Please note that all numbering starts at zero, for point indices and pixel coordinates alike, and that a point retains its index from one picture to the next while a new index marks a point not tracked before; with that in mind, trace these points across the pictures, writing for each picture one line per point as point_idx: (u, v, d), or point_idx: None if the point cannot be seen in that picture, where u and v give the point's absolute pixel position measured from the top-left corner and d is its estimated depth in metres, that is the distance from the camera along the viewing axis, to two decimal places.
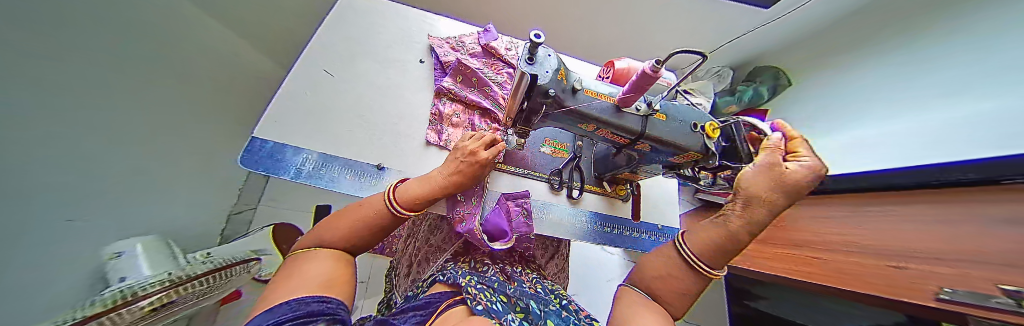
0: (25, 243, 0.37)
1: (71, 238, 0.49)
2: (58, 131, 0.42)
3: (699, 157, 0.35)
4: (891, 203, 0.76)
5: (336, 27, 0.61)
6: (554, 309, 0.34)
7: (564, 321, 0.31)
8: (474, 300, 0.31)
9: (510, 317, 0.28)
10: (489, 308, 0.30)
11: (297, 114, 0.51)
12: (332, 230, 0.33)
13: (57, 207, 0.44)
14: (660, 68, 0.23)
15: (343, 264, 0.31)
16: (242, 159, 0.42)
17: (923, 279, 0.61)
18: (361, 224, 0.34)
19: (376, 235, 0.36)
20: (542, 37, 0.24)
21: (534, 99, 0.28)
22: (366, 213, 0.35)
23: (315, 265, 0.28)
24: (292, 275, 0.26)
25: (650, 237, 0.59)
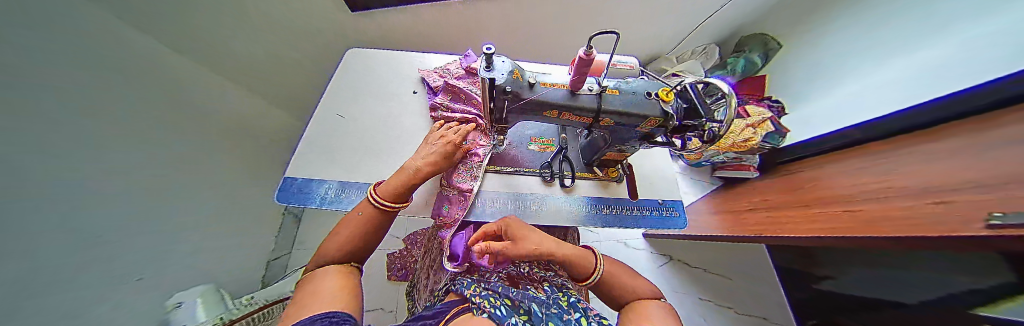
0: (76, 304, 0.43)
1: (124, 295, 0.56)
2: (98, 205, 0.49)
3: (661, 121, 0.38)
4: (918, 142, 0.71)
5: (344, 77, 0.72)
6: (558, 315, 0.33)
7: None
8: (480, 307, 0.34)
9: (513, 321, 0.30)
10: (493, 314, 0.32)
11: (317, 153, 0.60)
12: (336, 250, 0.38)
13: (104, 270, 0.51)
14: (592, 51, 0.27)
15: (348, 276, 0.36)
16: (278, 196, 0.53)
17: (975, 209, 0.45)
18: (356, 232, 0.41)
19: (371, 238, 0.43)
20: (493, 48, 0.30)
21: (498, 97, 0.33)
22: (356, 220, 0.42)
23: (325, 280, 0.32)
24: (307, 294, 0.30)
25: (653, 214, 0.59)
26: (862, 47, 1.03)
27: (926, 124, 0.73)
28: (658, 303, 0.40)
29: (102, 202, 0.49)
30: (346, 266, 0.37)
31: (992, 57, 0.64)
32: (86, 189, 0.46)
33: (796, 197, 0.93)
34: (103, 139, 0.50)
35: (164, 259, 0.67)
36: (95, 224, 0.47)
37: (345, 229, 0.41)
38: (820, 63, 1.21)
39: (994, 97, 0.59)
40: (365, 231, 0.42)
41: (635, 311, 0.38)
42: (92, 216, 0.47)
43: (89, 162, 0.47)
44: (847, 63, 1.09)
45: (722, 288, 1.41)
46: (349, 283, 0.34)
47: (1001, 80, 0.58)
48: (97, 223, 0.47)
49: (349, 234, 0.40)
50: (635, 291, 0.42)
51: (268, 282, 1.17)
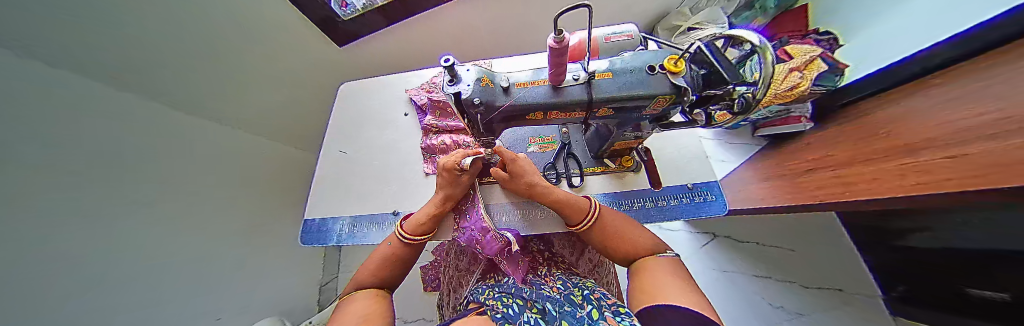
0: None
1: None
2: (81, 275, 0.49)
3: (673, 99, 0.31)
4: None
5: (341, 112, 0.74)
6: (571, 309, 0.30)
7: (579, 321, 0.26)
8: (494, 309, 0.32)
9: (525, 318, 0.28)
10: (506, 314, 0.30)
11: (327, 191, 0.62)
12: (362, 275, 0.39)
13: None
14: (562, 39, 0.22)
15: (383, 299, 0.36)
16: (302, 239, 0.56)
17: None
18: (385, 262, 0.41)
19: (400, 272, 0.42)
20: (452, 58, 0.26)
21: (469, 111, 0.29)
22: (383, 255, 0.42)
23: (356, 305, 0.33)
24: (341, 317, 0.31)
25: (682, 202, 0.51)
26: None
27: (933, 68, 0.66)
28: (667, 259, 0.34)
29: (107, 275, 0.53)
30: (380, 289, 0.37)
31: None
32: (80, 269, 0.49)
33: (868, 146, 0.76)
34: (102, 219, 0.54)
35: (199, 306, 0.72)
36: (99, 298, 0.51)
37: (371, 262, 0.41)
38: None
39: (993, 33, 0.52)
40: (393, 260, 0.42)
41: (642, 276, 0.33)
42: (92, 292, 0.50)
43: (90, 243, 0.51)
44: None
45: (787, 261, 1.23)
46: (382, 309, 0.33)
47: (994, 20, 0.52)
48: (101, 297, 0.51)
49: (376, 264, 0.40)
50: (639, 245, 0.37)
51: (323, 305, 1.30)
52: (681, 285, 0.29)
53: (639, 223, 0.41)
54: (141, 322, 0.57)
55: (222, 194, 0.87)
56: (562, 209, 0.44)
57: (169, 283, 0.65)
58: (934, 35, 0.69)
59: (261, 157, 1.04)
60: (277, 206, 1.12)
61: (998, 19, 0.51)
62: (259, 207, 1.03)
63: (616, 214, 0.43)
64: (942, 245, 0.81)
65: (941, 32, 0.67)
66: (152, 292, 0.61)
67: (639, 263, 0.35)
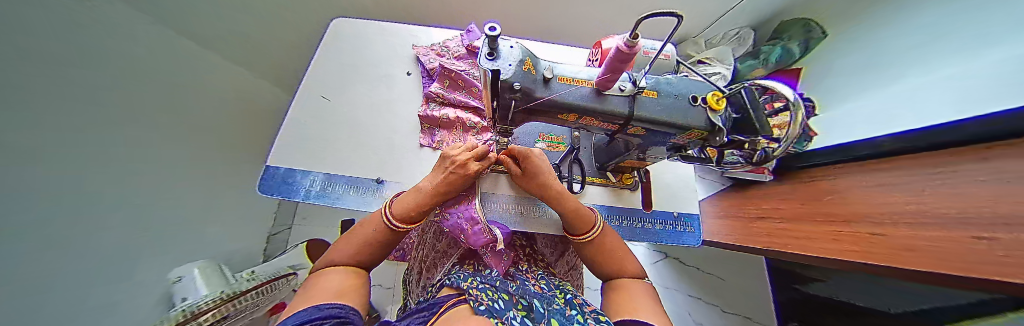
0: (67, 286, 0.42)
1: (121, 272, 0.55)
2: (75, 182, 0.45)
3: (704, 134, 0.31)
4: None
5: (329, 52, 0.63)
6: (558, 308, 0.30)
7: (569, 320, 0.26)
8: (477, 300, 0.31)
9: (511, 314, 0.27)
10: (491, 307, 0.29)
11: (299, 141, 0.54)
12: (341, 250, 0.36)
13: (94, 246, 0.48)
14: (636, 42, 0.19)
15: (359, 277, 0.35)
16: (260, 186, 0.48)
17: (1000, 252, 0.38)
18: (365, 243, 0.38)
19: (381, 251, 0.40)
20: (499, 28, 0.22)
21: (502, 96, 0.26)
22: (362, 236, 0.38)
23: (328, 280, 0.31)
24: (314, 289, 0.29)
25: (665, 227, 0.54)
26: (883, 55, 0.92)
27: (871, 155, 0.81)
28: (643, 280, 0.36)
29: (100, 173, 0.50)
30: (359, 270, 0.36)
31: (940, 103, 0.67)
32: (82, 162, 0.46)
33: (810, 208, 0.88)
34: (105, 115, 0.50)
35: (155, 239, 0.65)
36: (88, 207, 0.48)
37: (353, 237, 0.38)
38: (833, 70, 1.13)
39: (944, 137, 0.60)
40: (374, 240, 0.38)
41: (620, 291, 0.34)
42: (86, 186, 0.47)
43: (88, 135, 0.47)
44: (861, 72, 1.00)
45: (714, 286, 1.42)
46: (359, 286, 0.33)
47: (949, 125, 0.60)
48: (87, 198, 0.48)
49: (357, 244, 0.37)
50: (625, 265, 0.38)
51: (269, 256, 1.21)
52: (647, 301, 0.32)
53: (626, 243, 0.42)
54: (112, 238, 0.53)
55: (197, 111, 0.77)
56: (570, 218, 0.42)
57: (132, 196, 0.59)
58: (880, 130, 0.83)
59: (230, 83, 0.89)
60: (243, 139, 0.99)
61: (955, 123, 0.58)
62: (222, 140, 0.89)
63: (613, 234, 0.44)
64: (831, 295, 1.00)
65: (886, 128, 0.81)
66: (121, 202, 0.56)
67: (618, 282, 0.36)
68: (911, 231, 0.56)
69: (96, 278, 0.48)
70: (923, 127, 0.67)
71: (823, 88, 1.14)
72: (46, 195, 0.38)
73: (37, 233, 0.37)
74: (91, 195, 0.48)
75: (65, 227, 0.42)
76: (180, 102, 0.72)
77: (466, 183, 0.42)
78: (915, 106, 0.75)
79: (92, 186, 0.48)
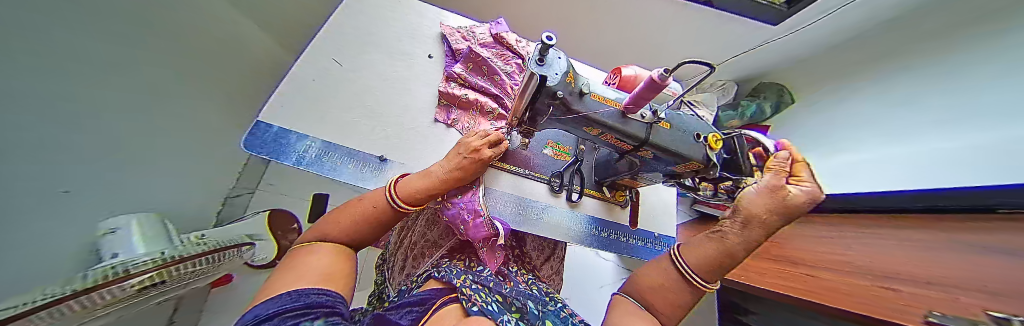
0: (38, 219, 0.38)
1: (72, 213, 0.48)
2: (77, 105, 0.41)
3: (699, 167, 0.35)
4: None
5: (348, 16, 0.61)
6: (550, 311, 0.34)
7: (563, 322, 0.32)
8: (470, 301, 0.32)
9: (506, 318, 0.29)
10: (484, 309, 0.30)
11: (301, 101, 0.51)
12: (333, 226, 0.36)
13: (67, 178, 0.43)
14: (669, 76, 0.22)
15: (345, 257, 0.34)
16: (246, 141, 0.44)
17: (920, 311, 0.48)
18: (360, 219, 0.37)
19: (375, 232, 0.39)
20: (554, 39, 0.24)
21: (542, 100, 0.28)
22: (358, 211, 0.37)
23: (318, 261, 0.30)
24: (299, 265, 0.29)
25: (645, 245, 0.59)
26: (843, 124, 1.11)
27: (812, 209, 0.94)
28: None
29: (100, 96, 0.46)
30: (344, 248, 0.35)
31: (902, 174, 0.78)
32: (91, 75, 0.43)
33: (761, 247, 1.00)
34: (127, 32, 0.48)
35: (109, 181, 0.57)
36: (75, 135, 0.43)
37: (347, 213, 0.37)
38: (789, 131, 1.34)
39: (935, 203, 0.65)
40: (369, 221, 0.38)
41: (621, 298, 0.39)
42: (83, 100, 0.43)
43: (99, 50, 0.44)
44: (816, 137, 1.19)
45: None
46: (345, 270, 0.33)
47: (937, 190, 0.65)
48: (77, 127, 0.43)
49: (354, 220, 0.37)
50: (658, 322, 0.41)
51: (221, 221, 1.07)
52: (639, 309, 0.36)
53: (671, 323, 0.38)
54: (84, 174, 0.47)
55: (206, 48, 0.72)
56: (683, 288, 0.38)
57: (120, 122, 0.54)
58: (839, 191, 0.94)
59: (239, 29, 0.83)
60: (241, 84, 0.93)
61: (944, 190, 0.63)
62: (214, 86, 0.82)
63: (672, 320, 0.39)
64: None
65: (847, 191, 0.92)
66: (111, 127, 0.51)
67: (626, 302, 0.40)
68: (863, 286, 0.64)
69: (56, 215, 0.43)
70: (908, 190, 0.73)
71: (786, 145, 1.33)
72: (41, 105, 0.35)
73: (28, 142, 0.33)
74: (84, 114, 0.44)
75: (51, 140, 0.38)
76: (191, 43, 0.66)
77: (480, 169, 0.44)
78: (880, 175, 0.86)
79: (88, 103, 0.45)
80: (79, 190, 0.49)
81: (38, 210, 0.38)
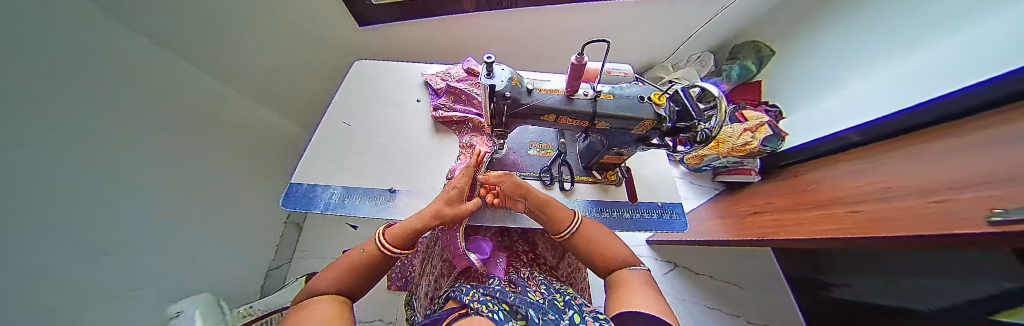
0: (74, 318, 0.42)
1: (122, 305, 0.54)
2: (90, 211, 0.47)
3: (654, 124, 0.40)
4: (952, 135, 0.65)
5: (351, 87, 0.75)
6: (554, 317, 0.32)
7: None
8: (478, 310, 0.33)
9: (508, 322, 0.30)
10: (490, 316, 0.31)
11: (322, 160, 0.61)
12: (325, 279, 0.37)
13: (101, 277, 0.49)
14: (582, 58, 0.29)
15: (343, 310, 0.33)
16: (284, 201, 0.53)
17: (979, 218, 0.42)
18: (351, 267, 0.40)
19: (365, 278, 0.41)
20: (493, 57, 0.32)
21: (498, 102, 0.35)
22: (348, 262, 0.40)
23: (320, 308, 0.31)
24: (299, 322, 0.28)
25: (652, 216, 0.59)
26: (836, 55, 1.10)
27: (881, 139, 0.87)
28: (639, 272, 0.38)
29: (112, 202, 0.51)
30: (339, 299, 0.35)
31: (944, 75, 0.74)
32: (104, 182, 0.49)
33: (796, 200, 0.93)
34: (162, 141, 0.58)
35: (152, 272, 0.64)
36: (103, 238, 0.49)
37: (336, 269, 0.39)
38: (785, 78, 1.33)
39: (952, 107, 0.68)
40: (361, 269, 0.41)
41: (619, 286, 0.36)
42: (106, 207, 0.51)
43: (115, 165, 0.53)
44: (822, 77, 1.17)
45: (728, 293, 1.39)
46: (344, 318, 0.31)
47: (912, 108, 0.79)
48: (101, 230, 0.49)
49: (340, 273, 0.38)
50: (617, 256, 0.41)
51: (264, 293, 1.16)
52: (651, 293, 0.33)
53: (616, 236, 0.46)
54: (119, 270, 0.53)
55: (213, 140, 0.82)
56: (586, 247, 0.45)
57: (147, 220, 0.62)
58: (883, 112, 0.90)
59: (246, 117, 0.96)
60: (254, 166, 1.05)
61: (921, 106, 0.76)
62: (226, 174, 0.92)
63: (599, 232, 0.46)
64: (856, 299, 0.96)
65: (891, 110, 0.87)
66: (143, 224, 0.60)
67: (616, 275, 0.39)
68: (887, 212, 0.61)
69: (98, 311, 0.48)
70: (919, 105, 0.77)
71: (791, 91, 1.31)
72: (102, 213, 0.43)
73: None
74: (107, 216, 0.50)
75: (83, 247, 0.45)
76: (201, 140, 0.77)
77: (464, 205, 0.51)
78: (916, 85, 0.82)
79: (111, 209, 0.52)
80: (127, 284, 0.55)
81: (77, 309, 0.43)
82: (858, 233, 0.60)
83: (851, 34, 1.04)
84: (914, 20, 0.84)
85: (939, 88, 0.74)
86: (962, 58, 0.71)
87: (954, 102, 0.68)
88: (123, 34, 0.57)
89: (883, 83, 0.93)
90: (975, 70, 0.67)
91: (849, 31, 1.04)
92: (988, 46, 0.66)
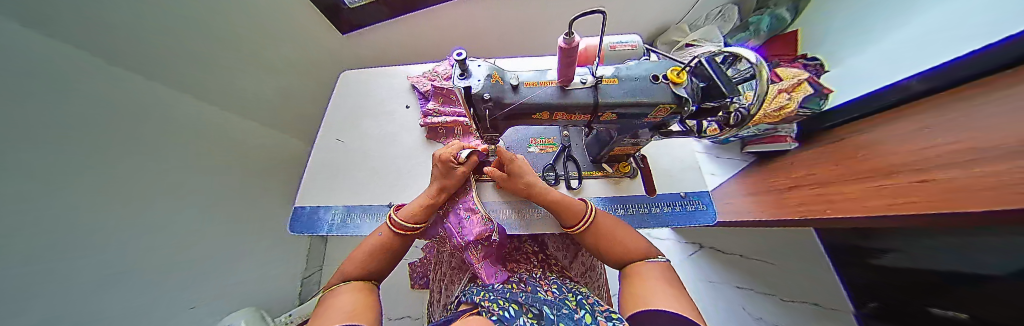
0: None
1: None
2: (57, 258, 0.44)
3: (675, 108, 0.32)
4: None
5: (340, 100, 0.72)
6: (568, 312, 0.29)
7: (575, 323, 0.26)
8: (489, 311, 0.29)
9: (520, 321, 0.26)
10: (501, 316, 0.27)
11: (321, 180, 0.60)
12: (349, 264, 0.37)
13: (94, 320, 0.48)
14: (571, 40, 0.23)
15: (368, 294, 0.34)
16: (291, 226, 0.54)
17: None
18: (372, 251, 0.40)
19: (388, 261, 0.41)
20: (465, 52, 0.27)
21: (478, 106, 0.30)
22: (372, 244, 0.40)
23: (341, 299, 0.31)
24: (330, 311, 0.29)
25: (673, 210, 0.53)
26: (884, 1, 0.92)
27: (876, 110, 0.83)
28: (657, 264, 0.34)
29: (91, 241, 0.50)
30: (366, 283, 0.35)
31: (954, 39, 0.67)
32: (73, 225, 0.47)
33: (847, 168, 0.80)
34: None
35: (177, 298, 0.67)
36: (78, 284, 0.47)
37: (357, 253, 0.39)
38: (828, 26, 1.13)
39: (943, 80, 0.64)
40: (385, 250, 0.41)
41: (634, 281, 0.32)
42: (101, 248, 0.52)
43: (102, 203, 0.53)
44: (860, 28, 1.00)
45: (763, 273, 1.29)
46: (369, 303, 0.32)
47: (927, 71, 0.69)
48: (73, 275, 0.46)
49: (363, 256, 0.39)
50: (637, 249, 0.37)
51: (303, 299, 1.25)
52: (669, 290, 0.29)
53: (635, 231, 0.40)
54: (118, 309, 0.53)
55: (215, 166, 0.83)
56: (599, 241, 0.40)
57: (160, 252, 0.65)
58: (888, 80, 0.83)
59: (245, 139, 0.97)
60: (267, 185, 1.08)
61: (936, 68, 0.67)
62: (237, 197, 0.94)
63: (611, 220, 0.42)
64: (909, 264, 0.87)
65: (894, 78, 0.80)
66: (154, 257, 0.62)
67: (628, 270, 0.35)
68: (950, 175, 0.51)
69: None
70: (919, 74, 0.71)
71: (826, 46, 1.13)
72: None
73: None
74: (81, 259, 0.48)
75: (72, 291, 0.46)
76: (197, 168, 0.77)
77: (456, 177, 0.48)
78: (923, 50, 0.74)
79: (112, 249, 0.54)
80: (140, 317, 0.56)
81: None
82: (929, 206, 0.50)
83: None
84: None
85: (942, 56, 0.67)
86: (1002, 6, 0.58)
87: (947, 74, 0.64)
88: (104, 72, 0.57)
89: (907, 41, 0.81)
90: (980, 36, 0.60)
91: None
92: (982, 17, 0.62)
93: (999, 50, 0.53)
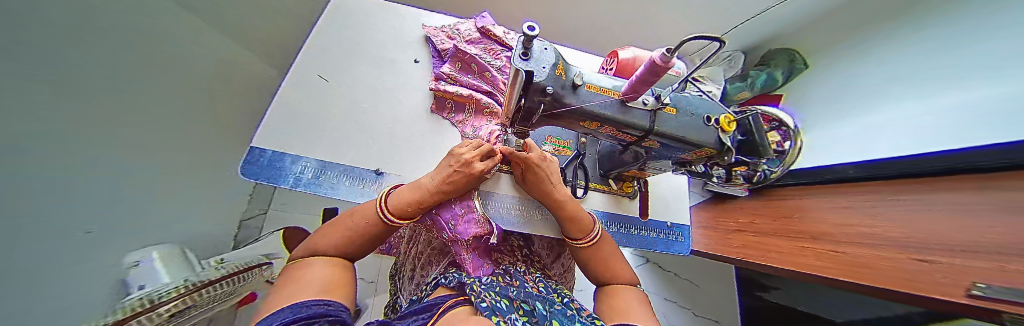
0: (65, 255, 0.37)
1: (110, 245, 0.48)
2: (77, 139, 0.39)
3: (712, 153, 0.33)
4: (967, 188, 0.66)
5: (331, 28, 0.59)
6: (560, 309, 0.27)
7: (570, 320, 0.24)
8: (479, 297, 0.27)
9: (514, 314, 0.23)
10: (494, 305, 0.25)
11: (294, 121, 0.50)
12: (325, 238, 0.33)
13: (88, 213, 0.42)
14: (671, 57, 0.19)
15: (342, 269, 0.30)
16: (244, 169, 0.43)
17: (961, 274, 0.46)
18: (349, 230, 0.34)
19: (370, 245, 0.36)
20: (537, 29, 0.21)
21: (531, 97, 0.27)
22: (355, 223, 0.35)
23: (314, 270, 0.27)
24: (291, 282, 0.25)
25: (658, 236, 0.57)
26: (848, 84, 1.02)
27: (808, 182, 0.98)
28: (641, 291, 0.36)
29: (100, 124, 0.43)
30: (342, 260, 0.31)
31: (912, 135, 0.76)
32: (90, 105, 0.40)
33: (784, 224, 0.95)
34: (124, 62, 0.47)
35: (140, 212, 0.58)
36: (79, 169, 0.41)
37: (341, 226, 0.34)
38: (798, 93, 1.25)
39: (898, 170, 0.72)
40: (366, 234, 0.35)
41: (614, 299, 0.34)
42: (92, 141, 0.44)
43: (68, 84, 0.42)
44: (828, 100, 1.09)
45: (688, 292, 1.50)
46: (343, 280, 0.28)
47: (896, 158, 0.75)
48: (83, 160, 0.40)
49: (346, 232, 0.34)
50: (624, 275, 0.38)
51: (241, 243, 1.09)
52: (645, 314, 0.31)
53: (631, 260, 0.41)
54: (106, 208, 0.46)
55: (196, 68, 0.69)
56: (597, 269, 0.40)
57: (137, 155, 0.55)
58: (850, 156, 0.92)
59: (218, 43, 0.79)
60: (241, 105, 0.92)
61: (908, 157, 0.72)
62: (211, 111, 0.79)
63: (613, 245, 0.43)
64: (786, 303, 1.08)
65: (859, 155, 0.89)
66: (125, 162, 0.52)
67: (609, 288, 0.37)
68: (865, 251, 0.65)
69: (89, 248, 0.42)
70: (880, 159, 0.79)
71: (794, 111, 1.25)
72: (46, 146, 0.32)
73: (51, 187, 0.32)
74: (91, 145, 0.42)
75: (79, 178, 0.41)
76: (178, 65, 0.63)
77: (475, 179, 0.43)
78: (883, 139, 0.83)
79: (106, 140, 0.45)
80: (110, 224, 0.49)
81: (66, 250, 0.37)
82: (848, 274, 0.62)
83: (882, 63, 0.91)
84: (906, 72, 0.83)
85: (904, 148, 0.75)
86: (975, 115, 0.63)
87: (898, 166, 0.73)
88: None
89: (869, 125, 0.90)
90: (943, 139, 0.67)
91: (876, 60, 0.93)
92: (939, 123, 0.70)
93: (962, 154, 0.60)
